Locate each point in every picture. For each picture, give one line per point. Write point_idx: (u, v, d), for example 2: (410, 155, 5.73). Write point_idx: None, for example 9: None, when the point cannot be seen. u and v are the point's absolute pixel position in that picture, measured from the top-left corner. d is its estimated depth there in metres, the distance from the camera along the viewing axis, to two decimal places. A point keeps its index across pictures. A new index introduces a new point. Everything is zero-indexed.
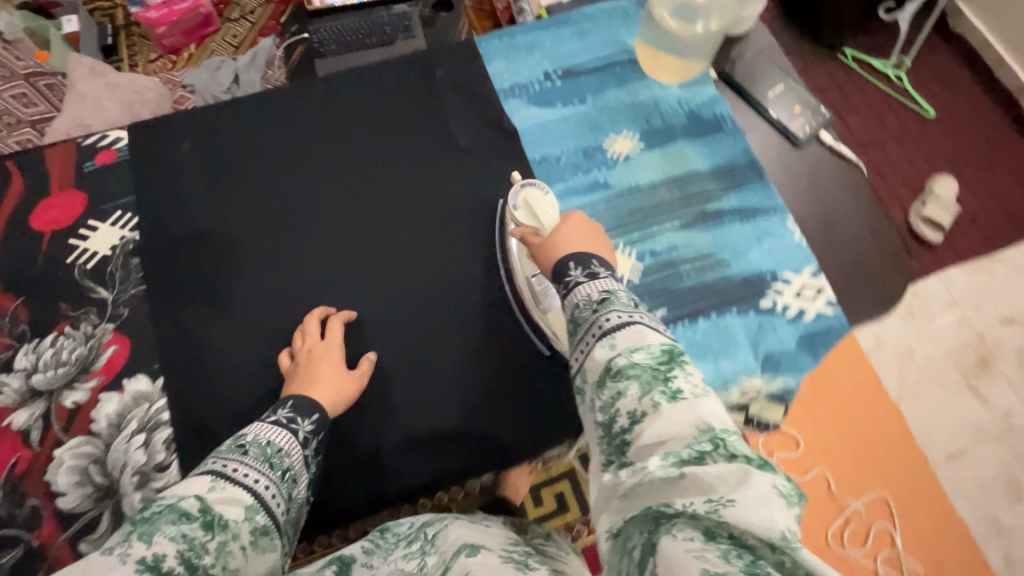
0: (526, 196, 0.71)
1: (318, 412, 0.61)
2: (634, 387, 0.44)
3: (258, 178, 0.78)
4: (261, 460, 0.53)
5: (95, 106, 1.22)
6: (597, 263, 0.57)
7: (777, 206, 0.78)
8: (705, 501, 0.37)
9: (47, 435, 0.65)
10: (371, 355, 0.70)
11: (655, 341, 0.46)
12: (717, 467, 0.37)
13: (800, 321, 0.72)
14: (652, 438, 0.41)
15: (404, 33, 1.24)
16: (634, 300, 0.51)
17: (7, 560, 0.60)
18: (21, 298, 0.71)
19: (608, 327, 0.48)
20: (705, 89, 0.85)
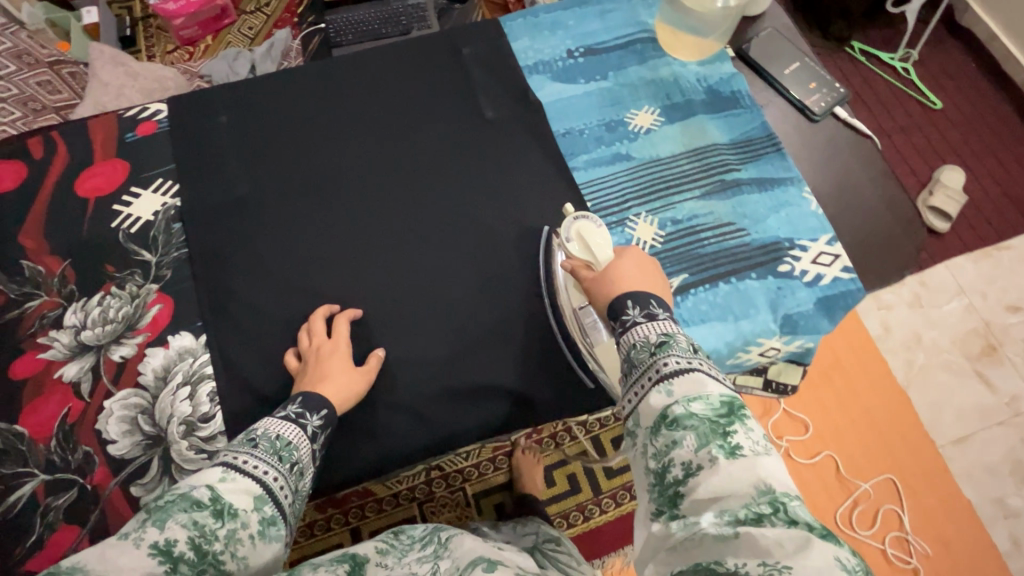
0: (579, 229, 0.71)
1: (326, 408, 0.62)
2: (691, 438, 0.44)
3: (291, 150, 0.81)
4: (270, 452, 0.54)
5: (119, 91, 1.25)
6: (656, 304, 0.56)
7: (795, 177, 0.81)
8: (760, 564, 0.36)
9: (97, 387, 0.68)
10: (379, 352, 0.70)
11: (714, 391, 0.46)
12: (775, 531, 0.38)
13: (817, 285, 0.74)
14: (707, 492, 0.42)
15: (420, 23, 1.28)
16: (693, 346, 0.51)
17: (63, 502, 0.62)
18: (69, 260, 0.74)
19: (665, 372, 0.49)
20: (722, 66, 0.88)
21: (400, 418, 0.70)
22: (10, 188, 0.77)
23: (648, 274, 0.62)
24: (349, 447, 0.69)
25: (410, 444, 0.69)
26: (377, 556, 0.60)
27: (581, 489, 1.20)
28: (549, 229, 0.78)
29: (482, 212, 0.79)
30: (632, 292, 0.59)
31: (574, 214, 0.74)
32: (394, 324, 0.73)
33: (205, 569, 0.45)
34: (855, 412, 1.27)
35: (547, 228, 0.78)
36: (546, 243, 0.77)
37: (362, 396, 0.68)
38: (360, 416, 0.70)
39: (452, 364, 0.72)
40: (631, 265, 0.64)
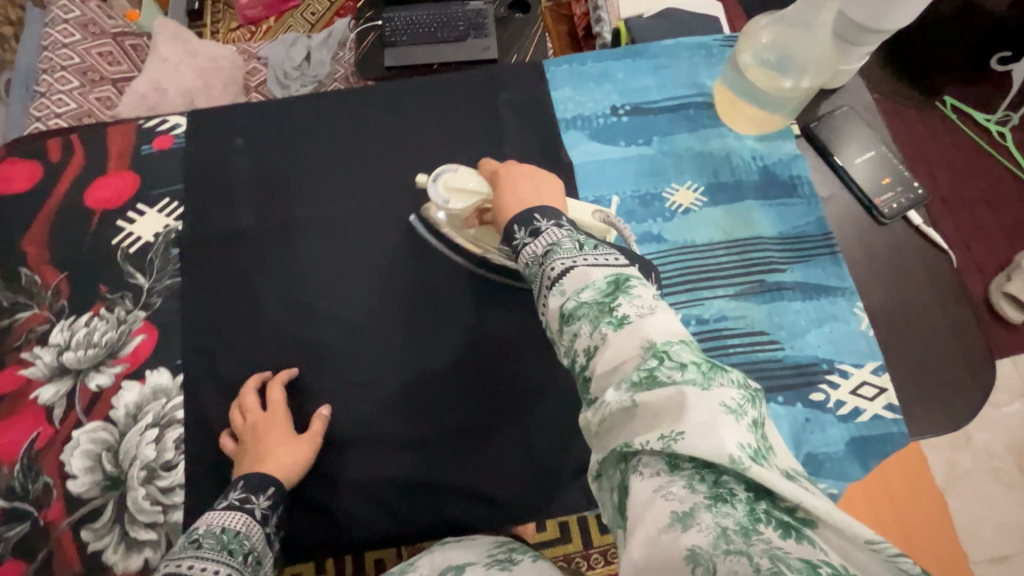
0: (444, 185, 0.66)
1: (272, 485, 0.60)
2: (585, 325, 0.41)
3: (303, 183, 0.78)
4: (219, 548, 0.52)
5: (174, 69, 1.24)
6: (538, 217, 0.51)
7: (846, 288, 0.71)
8: (659, 437, 0.33)
9: (69, 414, 0.66)
10: (324, 411, 0.67)
11: (598, 273, 0.43)
12: (666, 389, 0.35)
13: (853, 421, 0.65)
14: (606, 371, 0.38)
15: (477, 31, 1.19)
16: (580, 242, 0.47)
17: (15, 533, 0.61)
18: (65, 274, 0.72)
19: (554, 276, 0.45)
20: (783, 145, 0.78)
21: (365, 496, 0.65)
22: (23, 189, 0.76)
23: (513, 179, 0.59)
24: (309, 517, 0.65)
25: (371, 524, 0.65)
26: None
27: (570, 540, 1.14)
28: (415, 216, 0.76)
29: (488, 279, 0.73)
30: (520, 212, 0.54)
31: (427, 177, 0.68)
32: (377, 390, 0.69)
33: None
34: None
35: (414, 216, 0.76)
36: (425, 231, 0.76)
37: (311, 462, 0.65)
38: (326, 485, 0.66)
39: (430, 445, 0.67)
40: (503, 180, 0.59)
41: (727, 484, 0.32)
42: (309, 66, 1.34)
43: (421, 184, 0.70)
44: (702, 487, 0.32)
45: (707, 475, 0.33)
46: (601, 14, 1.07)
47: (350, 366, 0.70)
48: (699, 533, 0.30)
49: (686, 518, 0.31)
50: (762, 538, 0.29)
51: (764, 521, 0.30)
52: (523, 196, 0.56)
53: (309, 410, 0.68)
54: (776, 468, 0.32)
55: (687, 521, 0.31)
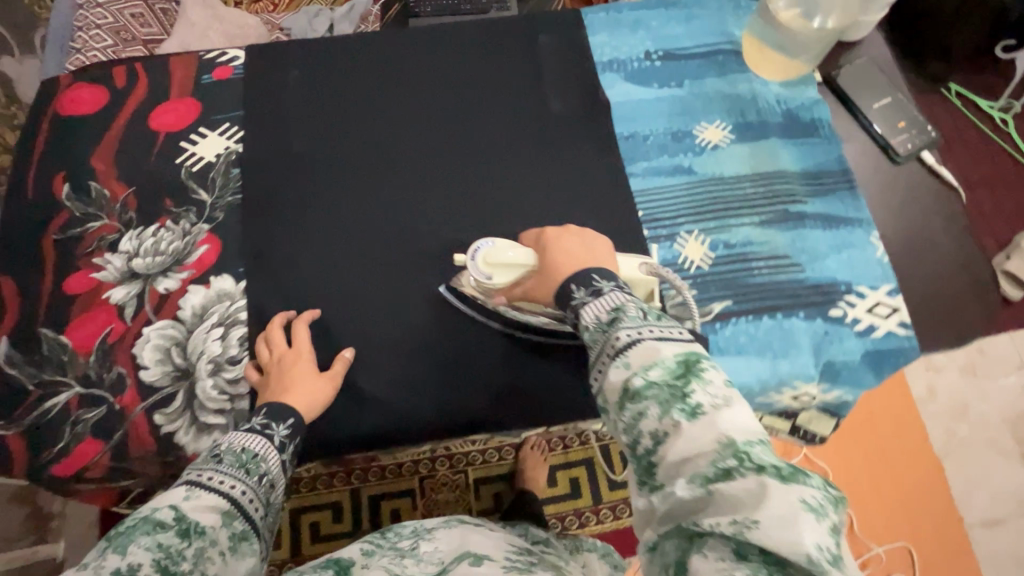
0: (484, 261, 0.68)
1: (292, 417, 0.62)
2: (654, 407, 0.44)
3: (355, 113, 0.82)
4: (237, 466, 0.54)
5: (201, 33, 1.29)
6: (597, 277, 0.55)
7: (864, 219, 0.76)
8: (731, 522, 0.38)
9: (139, 312, 0.70)
10: (347, 353, 0.70)
11: (668, 350, 0.46)
12: (743, 482, 0.38)
13: (868, 336, 0.70)
14: (677, 458, 0.41)
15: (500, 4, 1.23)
16: (644, 311, 0.50)
17: (92, 416, 0.65)
18: (132, 188, 0.77)
19: (619, 346, 0.48)
20: (807, 90, 0.83)
21: (414, 393, 0.71)
22: (91, 111, 0.81)
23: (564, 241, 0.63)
24: (363, 413, 0.70)
25: (420, 417, 0.71)
26: (362, 559, 0.61)
27: (581, 495, 1.20)
28: (444, 287, 0.74)
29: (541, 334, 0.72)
30: (575, 271, 0.58)
31: (466, 257, 0.70)
32: (424, 302, 0.74)
33: None
34: (878, 469, 1.20)
35: (442, 285, 0.74)
36: (454, 301, 0.74)
37: (331, 399, 0.68)
38: (379, 383, 0.71)
39: (472, 347, 0.72)
40: (552, 241, 0.64)
41: None
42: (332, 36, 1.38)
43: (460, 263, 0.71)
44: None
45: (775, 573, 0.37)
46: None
47: (399, 279, 0.74)
48: None
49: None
50: None
51: None
52: (577, 254, 0.61)
53: (361, 318, 0.73)
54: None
55: None
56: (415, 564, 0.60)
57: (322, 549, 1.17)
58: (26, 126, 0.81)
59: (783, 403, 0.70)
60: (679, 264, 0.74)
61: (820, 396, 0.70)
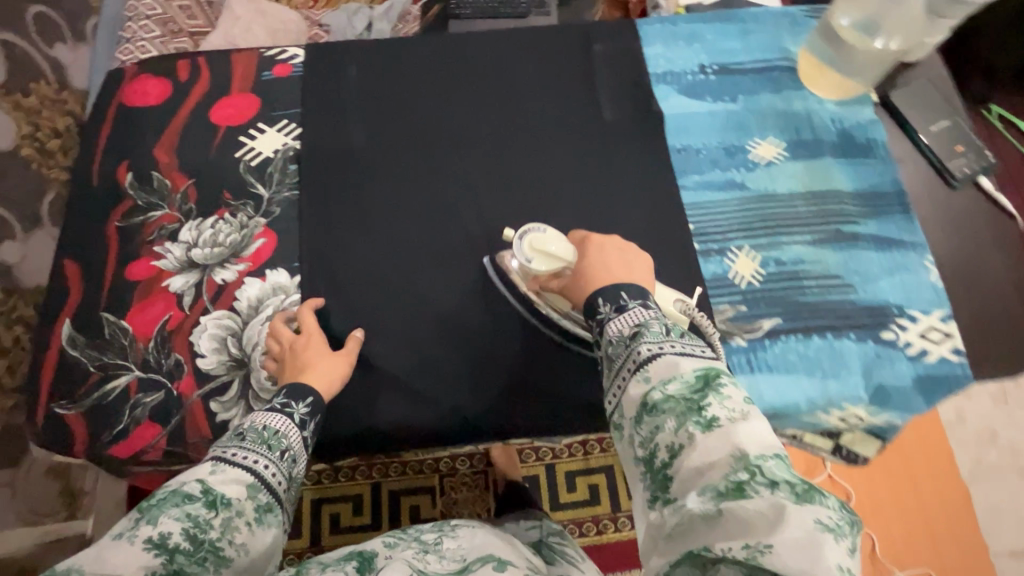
0: (530, 244, 0.68)
1: (312, 395, 0.62)
2: (670, 420, 0.47)
3: (409, 115, 0.83)
4: (260, 443, 0.56)
5: (246, 26, 1.32)
6: (625, 295, 0.57)
7: (918, 242, 0.76)
8: (744, 546, 0.39)
9: (197, 302, 0.72)
10: (357, 334, 0.71)
11: (686, 366, 0.49)
12: (755, 502, 0.41)
13: (920, 361, 0.70)
14: (691, 471, 0.45)
15: (538, 8, 1.31)
16: (667, 327, 0.54)
17: (149, 401, 0.67)
18: (193, 180, 0.79)
19: (640, 360, 0.51)
20: (863, 110, 0.83)
21: (462, 392, 0.71)
22: (155, 102, 0.83)
23: (603, 249, 0.64)
24: (408, 410, 0.70)
25: (466, 418, 0.70)
26: (385, 551, 0.62)
27: (599, 502, 1.20)
28: (488, 260, 0.76)
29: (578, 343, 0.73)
30: (603, 285, 0.60)
31: (516, 234, 0.71)
32: (473, 304, 0.74)
33: (204, 556, 0.47)
34: (903, 492, 1.18)
35: (486, 258, 0.76)
36: (494, 275, 0.75)
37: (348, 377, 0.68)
38: (426, 381, 0.71)
39: (507, 300, 0.74)
40: (594, 248, 0.64)
41: None
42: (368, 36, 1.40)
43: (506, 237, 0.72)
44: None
45: None
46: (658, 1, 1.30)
47: (449, 281, 0.75)
48: None
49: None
50: None
51: None
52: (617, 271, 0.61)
53: (410, 317, 0.73)
54: None
55: None
56: (437, 560, 0.59)
57: (341, 541, 1.18)
58: (93, 115, 0.83)
59: (829, 426, 0.69)
60: (730, 278, 0.74)
61: (867, 420, 0.69)
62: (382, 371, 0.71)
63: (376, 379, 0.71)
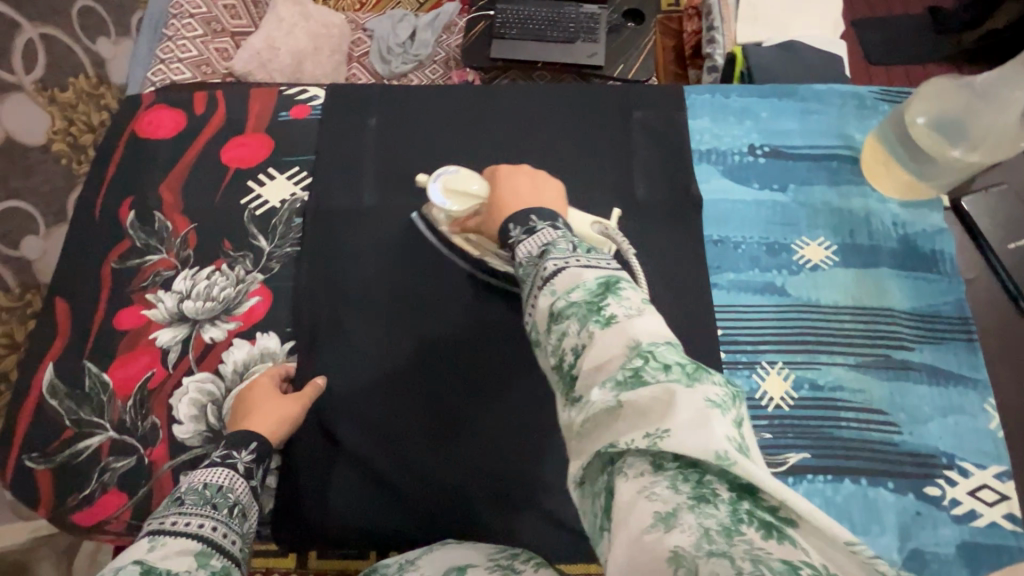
0: (444, 186, 0.67)
1: (257, 440, 0.59)
2: (573, 323, 0.42)
3: (427, 173, 0.78)
4: (202, 503, 0.51)
5: (289, 30, 1.28)
6: (535, 218, 0.52)
7: (979, 380, 0.67)
8: (644, 435, 0.35)
9: (182, 359, 0.69)
10: (320, 380, 0.67)
11: (588, 274, 0.44)
12: (649, 389, 0.36)
13: (967, 524, 0.61)
14: (591, 369, 0.39)
15: (587, 35, 1.27)
16: (574, 244, 0.48)
17: (120, 466, 0.64)
18: (194, 225, 0.75)
19: (546, 275, 0.46)
20: (930, 216, 0.73)
21: (444, 494, 0.65)
22: (168, 136, 0.80)
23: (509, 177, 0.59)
24: (384, 506, 0.65)
25: (445, 523, 0.64)
26: None
27: None
28: (417, 214, 0.76)
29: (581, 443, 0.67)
30: (517, 211, 0.54)
31: (430, 178, 0.69)
32: (470, 392, 0.69)
33: None
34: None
35: (415, 214, 0.76)
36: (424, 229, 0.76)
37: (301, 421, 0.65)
38: (407, 476, 0.66)
39: (444, 253, 0.75)
40: (502, 178, 0.59)
41: (708, 483, 0.33)
42: (411, 46, 1.34)
43: (421, 183, 0.71)
44: (686, 486, 0.33)
45: (689, 475, 0.34)
46: (715, 36, 1.21)
47: (447, 364, 0.70)
48: (681, 534, 0.31)
49: (670, 519, 0.32)
50: (742, 539, 0.31)
51: (747, 522, 0.32)
52: (525, 199, 0.56)
53: (401, 398, 0.68)
54: (759, 465, 0.34)
55: (670, 521, 0.32)
56: None
57: None
58: (105, 142, 0.80)
59: None
60: (757, 399, 0.66)
61: None
62: (364, 459, 0.66)
63: (354, 467, 0.66)
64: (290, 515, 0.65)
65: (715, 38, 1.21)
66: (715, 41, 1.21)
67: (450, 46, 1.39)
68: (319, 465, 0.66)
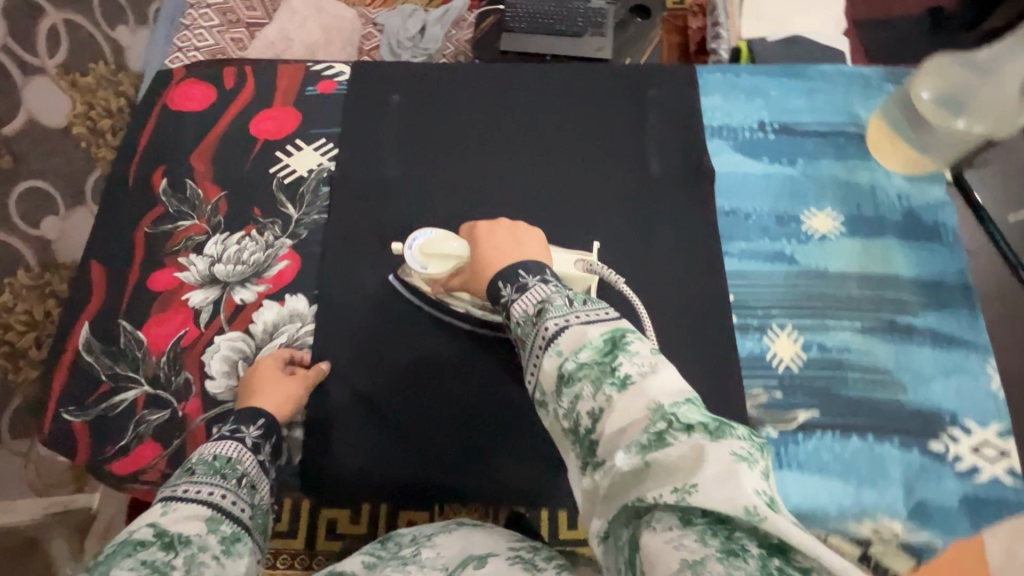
0: (421, 251, 0.67)
1: (263, 417, 0.62)
2: (586, 386, 0.43)
3: (448, 146, 0.80)
4: (212, 473, 0.53)
5: (302, 23, 1.30)
6: (523, 273, 0.54)
7: (980, 344, 0.69)
8: (672, 490, 0.36)
9: (213, 319, 0.71)
10: (322, 366, 0.69)
11: (593, 331, 0.45)
12: (677, 448, 0.38)
13: (969, 480, 0.64)
14: (613, 432, 0.41)
15: (595, 29, 1.27)
16: (570, 297, 0.50)
17: (154, 418, 0.66)
18: (225, 192, 0.78)
19: (549, 336, 0.47)
20: (933, 189, 0.76)
21: (467, 452, 0.68)
22: (198, 108, 0.83)
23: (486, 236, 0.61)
24: (410, 465, 0.67)
25: (471, 478, 0.67)
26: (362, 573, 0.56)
27: None
28: (394, 276, 0.74)
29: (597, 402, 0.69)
30: (504, 266, 0.56)
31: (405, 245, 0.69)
32: (491, 352, 0.71)
33: None
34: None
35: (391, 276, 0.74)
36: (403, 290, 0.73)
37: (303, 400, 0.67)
38: (429, 439, 0.68)
39: (426, 311, 0.72)
40: (483, 236, 0.61)
41: (739, 539, 0.35)
42: (421, 40, 1.37)
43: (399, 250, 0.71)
44: (715, 541, 0.35)
45: (719, 531, 0.35)
46: (720, 32, 1.25)
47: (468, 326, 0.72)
48: None
49: (698, 566, 0.34)
50: None
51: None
52: (507, 251, 0.58)
53: (418, 372, 0.70)
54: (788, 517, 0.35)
55: (699, 571, 0.34)
56: None
57: None
58: (137, 115, 0.83)
59: (860, 535, 0.62)
60: (767, 360, 0.69)
61: (903, 535, 0.62)
62: (391, 415, 0.69)
63: (378, 428, 0.68)
64: (319, 470, 0.67)
65: (720, 33, 1.25)
66: (719, 36, 1.25)
67: (459, 42, 1.41)
68: (346, 428, 0.68)
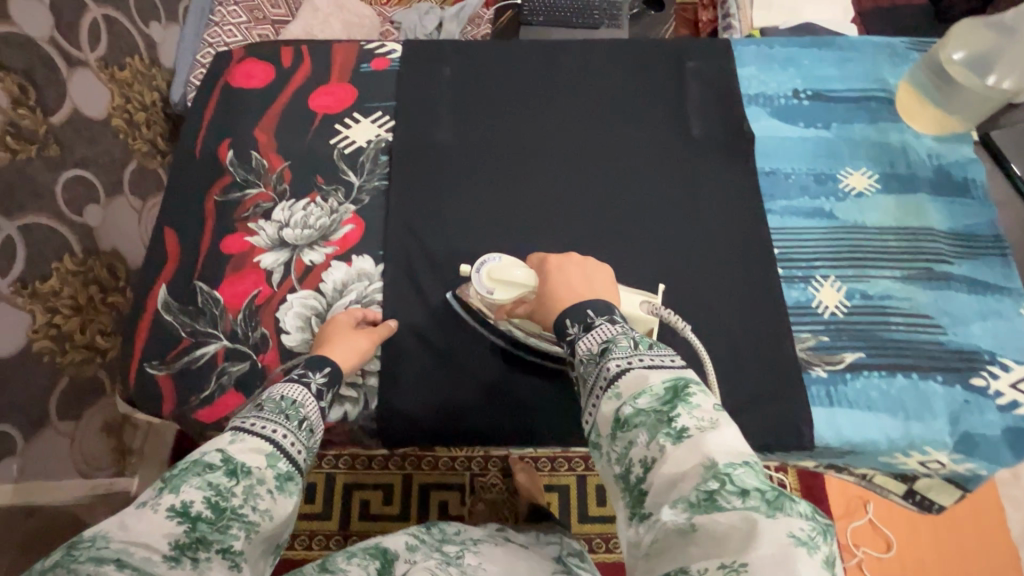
0: (489, 275, 0.69)
1: (329, 365, 0.62)
2: (642, 434, 0.46)
3: (497, 117, 0.85)
4: (277, 411, 0.54)
5: (325, 19, 1.32)
6: (591, 312, 0.57)
7: (1013, 288, 0.73)
8: (721, 564, 0.38)
9: (285, 280, 0.75)
10: (392, 323, 0.72)
11: (655, 378, 0.49)
12: (727, 516, 0.39)
13: (1011, 413, 0.67)
14: (664, 485, 0.44)
15: (610, 21, 1.32)
16: (635, 339, 0.53)
17: (235, 369, 0.70)
18: (288, 162, 0.82)
19: (610, 377, 0.51)
20: (962, 148, 0.81)
21: (533, 399, 0.72)
22: (259, 86, 0.87)
23: (555, 272, 0.64)
24: (479, 412, 0.71)
25: (539, 421, 0.71)
26: (406, 554, 0.65)
27: None
28: (451, 294, 0.75)
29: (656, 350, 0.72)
30: (571, 305, 0.60)
31: (472, 267, 0.72)
32: None
33: (228, 523, 0.45)
34: (950, 557, 1.13)
35: (448, 293, 0.75)
36: (458, 309, 0.75)
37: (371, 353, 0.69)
38: (496, 387, 0.72)
39: (484, 334, 0.74)
40: (554, 270, 0.65)
41: None
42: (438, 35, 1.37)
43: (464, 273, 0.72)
44: None
45: None
46: (731, 22, 1.31)
47: None
48: None
49: None
50: None
51: None
52: (577, 288, 0.62)
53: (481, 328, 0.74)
54: None
55: None
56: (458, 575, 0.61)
57: (370, 527, 1.17)
58: (198, 95, 0.87)
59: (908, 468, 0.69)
60: (813, 307, 0.73)
61: (950, 467, 0.67)
62: (459, 365, 0.72)
63: (448, 382, 0.72)
64: (394, 418, 0.71)
65: (731, 24, 1.31)
66: (731, 26, 1.31)
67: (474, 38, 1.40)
68: (415, 379, 0.72)
